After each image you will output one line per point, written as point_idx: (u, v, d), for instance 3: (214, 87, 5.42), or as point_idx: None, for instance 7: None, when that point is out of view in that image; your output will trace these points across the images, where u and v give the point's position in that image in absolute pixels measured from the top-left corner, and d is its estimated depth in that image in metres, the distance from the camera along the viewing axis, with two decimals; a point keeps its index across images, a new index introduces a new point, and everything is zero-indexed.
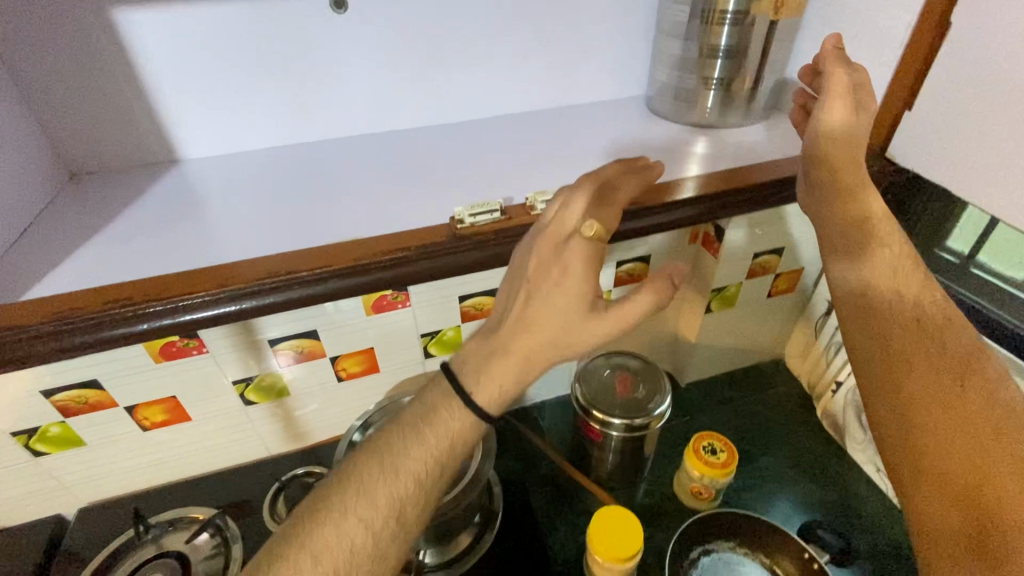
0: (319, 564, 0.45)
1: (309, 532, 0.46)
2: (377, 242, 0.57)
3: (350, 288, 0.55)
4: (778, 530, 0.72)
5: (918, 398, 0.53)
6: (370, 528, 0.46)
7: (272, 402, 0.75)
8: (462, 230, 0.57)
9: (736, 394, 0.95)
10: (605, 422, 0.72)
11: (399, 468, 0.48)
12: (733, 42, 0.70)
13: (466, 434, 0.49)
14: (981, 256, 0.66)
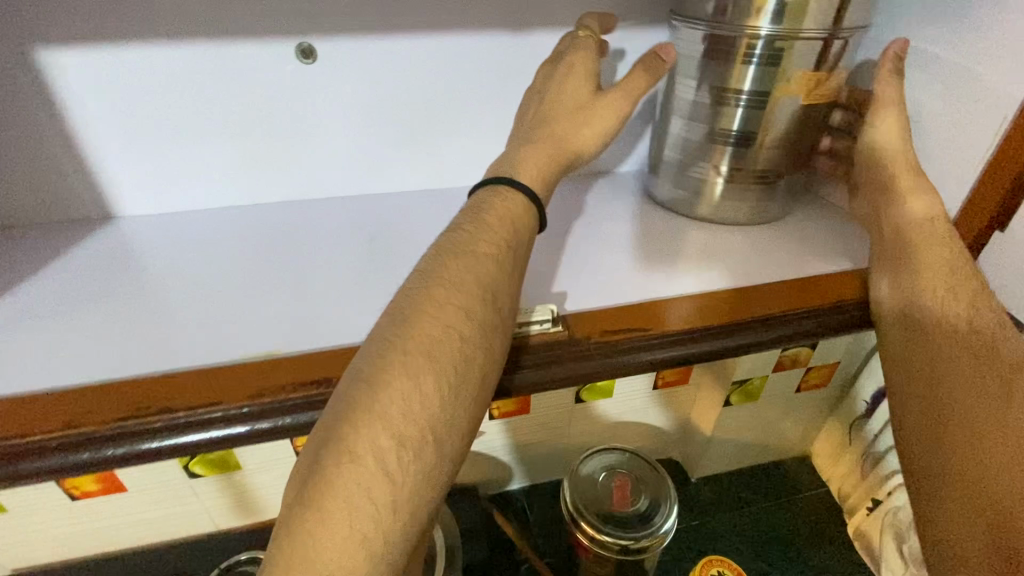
0: (432, 357, 0.39)
1: (406, 337, 0.40)
2: (288, 371, 0.49)
3: (265, 431, 0.46)
4: None
5: (937, 361, 0.49)
6: (470, 310, 0.43)
7: (220, 476, 0.66)
8: None
9: (754, 497, 0.83)
10: (595, 540, 0.63)
11: (473, 250, 0.45)
12: (746, 127, 0.64)
13: (522, 215, 0.50)
14: None
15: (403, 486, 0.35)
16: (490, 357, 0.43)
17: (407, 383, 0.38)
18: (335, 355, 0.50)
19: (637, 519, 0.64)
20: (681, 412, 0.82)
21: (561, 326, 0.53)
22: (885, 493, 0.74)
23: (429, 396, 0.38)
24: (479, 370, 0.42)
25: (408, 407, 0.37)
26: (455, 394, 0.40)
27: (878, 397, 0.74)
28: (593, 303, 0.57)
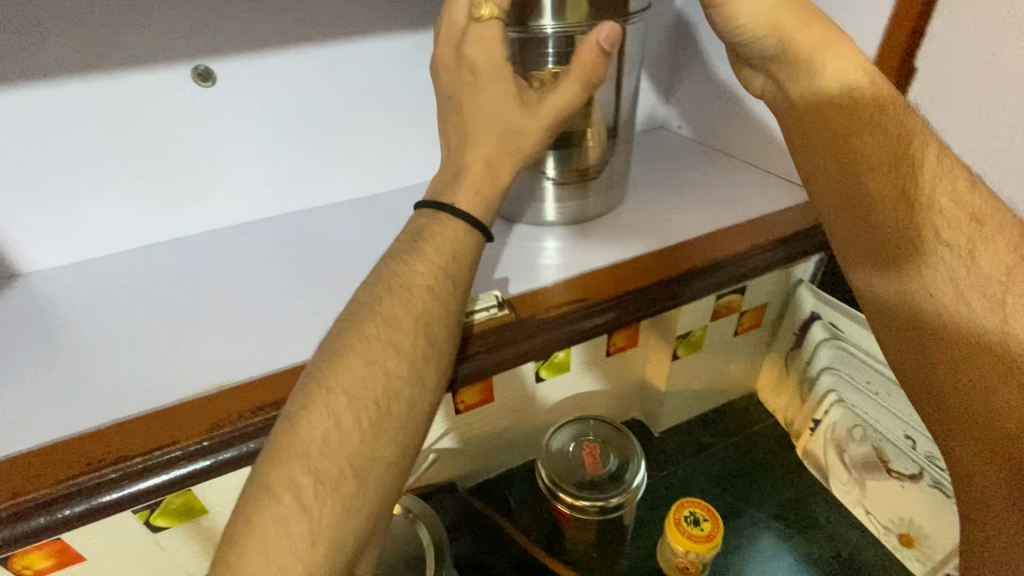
0: (357, 399, 0.41)
1: (334, 377, 0.41)
2: (239, 394, 0.49)
3: (229, 461, 0.46)
4: None
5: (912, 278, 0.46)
6: (400, 346, 0.44)
7: (185, 524, 0.64)
8: None
9: (713, 438, 0.89)
10: (575, 506, 0.66)
11: (411, 284, 0.46)
12: (574, 132, 0.61)
13: (462, 240, 0.50)
14: None
15: (317, 520, 0.37)
16: (419, 389, 0.44)
17: (327, 421, 0.40)
18: (288, 375, 0.51)
19: (609, 480, 0.67)
20: (636, 372, 0.87)
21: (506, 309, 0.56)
22: (824, 411, 0.81)
23: (349, 433, 0.40)
24: (407, 404, 0.43)
25: (332, 443, 0.39)
26: (381, 431, 0.41)
27: (805, 326, 0.82)
28: (533, 283, 0.59)
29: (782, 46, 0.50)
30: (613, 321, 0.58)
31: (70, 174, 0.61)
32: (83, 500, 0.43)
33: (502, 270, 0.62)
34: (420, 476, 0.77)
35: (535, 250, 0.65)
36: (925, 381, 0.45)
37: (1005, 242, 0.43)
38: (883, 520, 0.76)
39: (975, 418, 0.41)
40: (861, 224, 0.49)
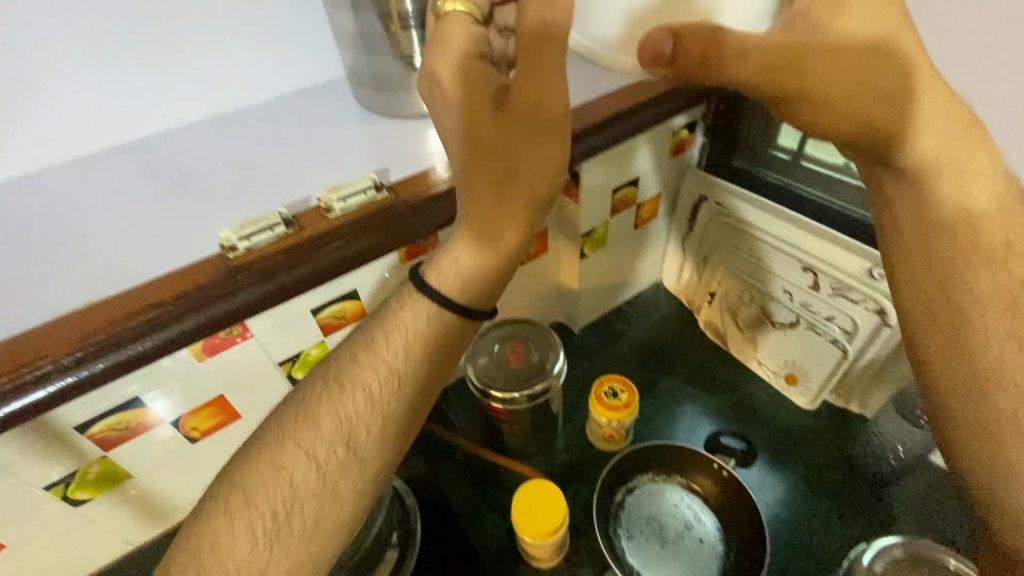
0: (254, 504, 0.44)
1: (245, 478, 0.45)
2: (125, 302, 0.47)
3: (115, 367, 0.46)
4: (684, 450, 0.72)
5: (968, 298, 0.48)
6: (312, 456, 0.45)
7: (110, 493, 0.64)
8: (235, 261, 0.49)
9: (628, 327, 0.97)
10: (506, 398, 0.71)
11: (345, 387, 0.47)
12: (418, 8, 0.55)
13: (419, 331, 0.48)
14: (809, 149, 0.76)
15: None
16: (324, 503, 0.45)
17: (226, 521, 0.44)
18: (163, 278, 0.49)
19: (532, 370, 0.73)
20: (552, 276, 0.90)
21: (384, 192, 0.53)
22: (718, 284, 0.89)
23: (242, 541, 0.43)
24: (308, 517, 0.44)
25: (229, 550, 0.43)
26: (274, 541, 0.44)
27: (695, 208, 0.88)
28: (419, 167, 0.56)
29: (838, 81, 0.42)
30: None
31: None
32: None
33: (378, 159, 0.58)
34: None
35: (407, 145, 0.59)
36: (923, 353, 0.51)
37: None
38: (773, 366, 0.86)
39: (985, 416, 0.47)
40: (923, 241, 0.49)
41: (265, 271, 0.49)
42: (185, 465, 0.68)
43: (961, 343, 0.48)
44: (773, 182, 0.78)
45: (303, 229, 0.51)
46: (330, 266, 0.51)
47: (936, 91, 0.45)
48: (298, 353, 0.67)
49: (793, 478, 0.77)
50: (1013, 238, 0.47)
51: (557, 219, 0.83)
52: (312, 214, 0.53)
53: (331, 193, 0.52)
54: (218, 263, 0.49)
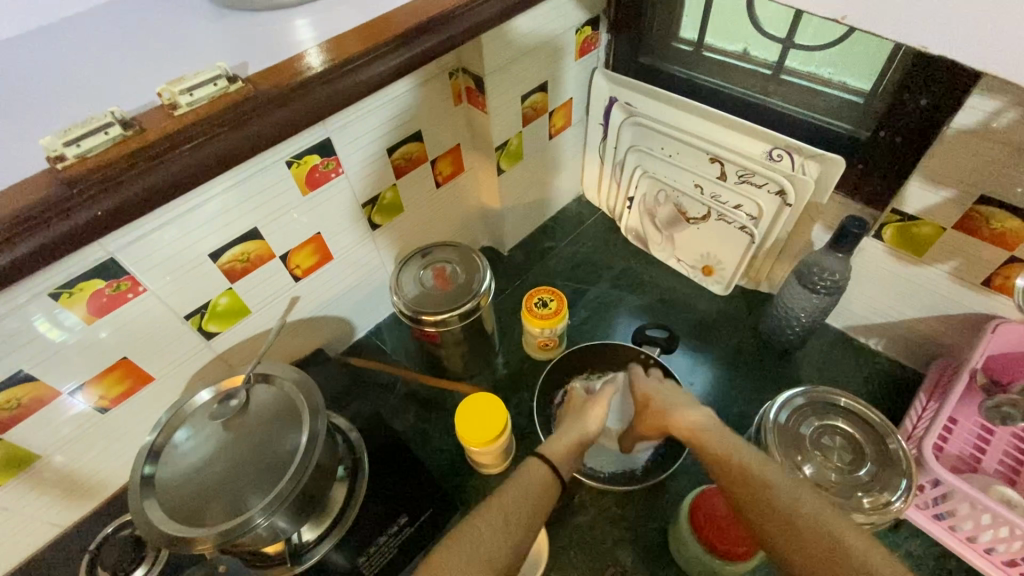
0: None
1: None
2: None
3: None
4: (614, 345, 0.77)
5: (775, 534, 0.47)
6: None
7: (20, 478, 0.59)
8: (66, 170, 0.39)
9: (553, 242, 0.98)
10: (437, 322, 0.70)
11: (501, 513, 0.49)
12: None
13: (543, 486, 0.54)
14: (709, 39, 0.77)
15: None
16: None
17: None
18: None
19: (459, 290, 0.72)
20: (472, 198, 0.89)
21: (239, 83, 0.45)
22: (634, 189, 0.91)
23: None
24: None
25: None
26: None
27: (607, 112, 0.88)
28: (287, 54, 0.49)
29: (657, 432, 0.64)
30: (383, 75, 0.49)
31: None
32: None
33: (237, 55, 0.50)
34: (280, 351, 0.75)
35: (275, 40, 0.51)
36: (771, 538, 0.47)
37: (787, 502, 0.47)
38: (690, 261, 0.90)
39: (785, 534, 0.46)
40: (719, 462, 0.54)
41: (104, 180, 0.39)
42: (102, 436, 0.64)
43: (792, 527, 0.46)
44: (677, 76, 0.79)
45: (147, 130, 0.42)
46: (190, 170, 0.42)
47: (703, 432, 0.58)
48: (206, 303, 0.63)
49: (713, 358, 0.83)
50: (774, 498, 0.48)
51: (470, 136, 0.81)
52: (156, 114, 0.43)
53: (171, 84, 0.43)
54: (45, 178, 0.39)
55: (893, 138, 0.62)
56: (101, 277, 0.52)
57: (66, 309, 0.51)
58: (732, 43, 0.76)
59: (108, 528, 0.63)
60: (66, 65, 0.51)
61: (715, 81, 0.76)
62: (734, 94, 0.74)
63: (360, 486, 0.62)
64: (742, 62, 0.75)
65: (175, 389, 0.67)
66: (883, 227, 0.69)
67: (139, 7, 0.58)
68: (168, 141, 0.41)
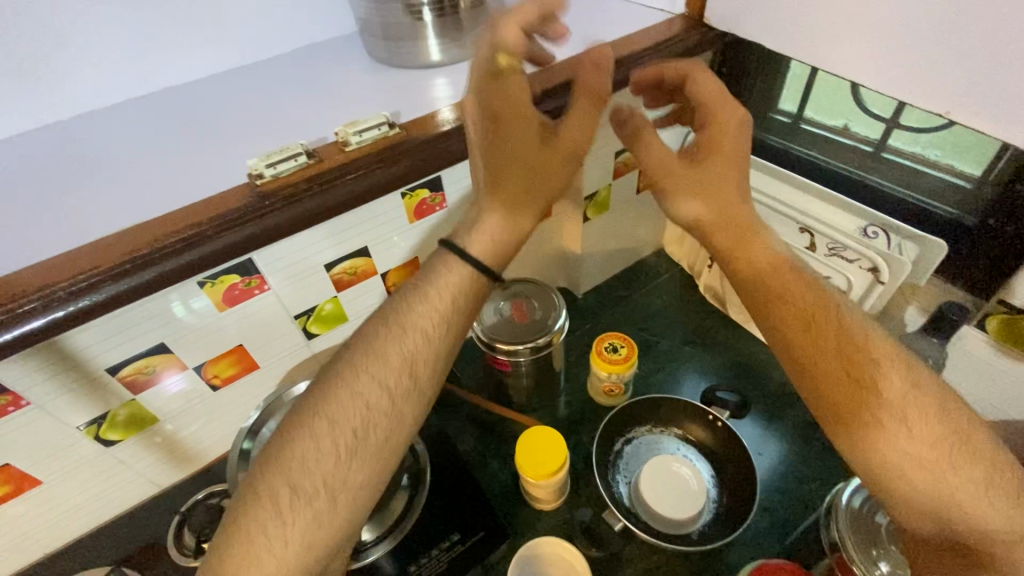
0: (337, 425, 0.49)
1: (323, 408, 0.50)
2: (164, 223, 0.49)
3: (136, 287, 0.47)
4: (682, 402, 0.76)
5: (864, 417, 0.54)
6: (386, 384, 0.51)
7: (139, 436, 0.68)
8: (263, 186, 0.51)
9: (628, 291, 0.99)
10: (510, 352, 0.74)
11: (405, 325, 0.53)
12: None
13: (464, 287, 0.56)
14: (808, 112, 0.76)
15: (291, 524, 0.47)
16: (398, 424, 0.52)
17: (312, 442, 0.49)
18: (190, 207, 0.51)
19: (536, 324, 0.76)
20: (555, 241, 0.94)
21: (397, 129, 0.56)
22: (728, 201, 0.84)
23: (328, 457, 0.49)
24: (382, 434, 0.51)
25: (277, 532, 0.47)
26: (355, 456, 0.49)
27: None
28: (426, 109, 0.59)
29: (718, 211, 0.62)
30: None
31: None
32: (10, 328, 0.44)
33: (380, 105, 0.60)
34: None
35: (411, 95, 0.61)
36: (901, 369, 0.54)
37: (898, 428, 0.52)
38: None
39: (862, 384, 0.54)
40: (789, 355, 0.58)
41: (287, 198, 0.51)
42: (206, 411, 0.72)
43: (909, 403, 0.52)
44: (776, 148, 0.80)
45: (324, 161, 0.54)
46: (345, 194, 0.53)
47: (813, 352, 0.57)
48: (314, 307, 0.71)
49: (787, 430, 0.80)
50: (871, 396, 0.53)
51: (562, 185, 0.86)
52: (331, 147, 0.55)
53: (346, 126, 0.54)
54: (246, 191, 0.52)
55: (1002, 227, 0.60)
56: (238, 273, 0.61)
57: (204, 295, 0.60)
58: (834, 120, 0.74)
59: (198, 495, 0.70)
60: (245, 101, 0.64)
61: (817, 155, 0.76)
62: (835, 168, 0.75)
63: (420, 495, 0.66)
64: (843, 137, 0.73)
65: (272, 380, 0.75)
66: (987, 316, 0.65)
67: (304, 60, 0.71)
68: (339, 171, 0.53)
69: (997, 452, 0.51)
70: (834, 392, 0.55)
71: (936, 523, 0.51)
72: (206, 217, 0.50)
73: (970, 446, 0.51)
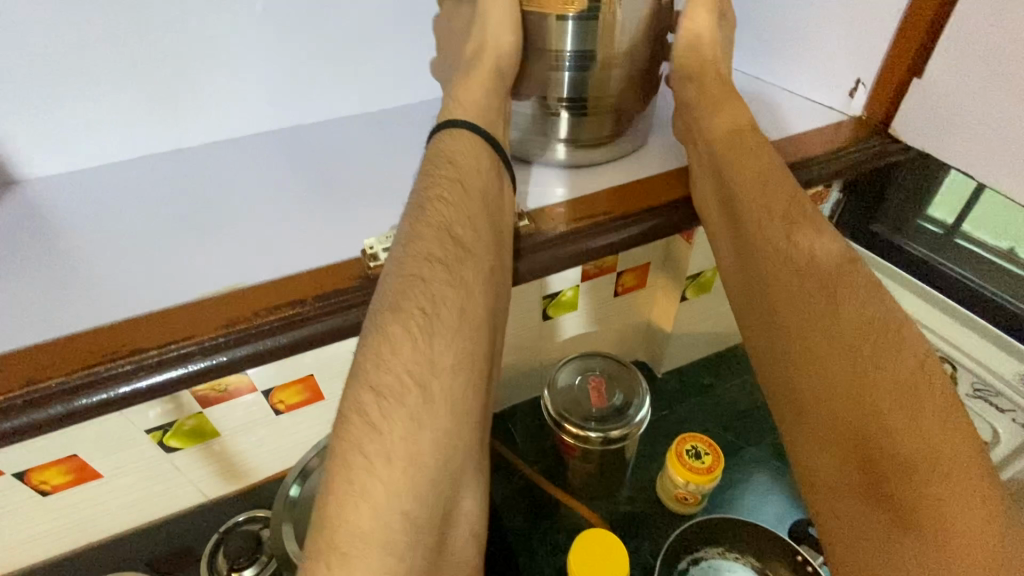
0: (402, 306, 0.47)
1: (385, 298, 0.47)
2: (268, 295, 0.55)
3: (229, 361, 0.51)
4: (768, 530, 0.66)
5: (819, 357, 0.50)
6: (431, 255, 0.50)
7: (198, 447, 0.67)
8: (374, 269, 0.56)
9: (715, 380, 0.90)
10: (580, 436, 0.68)
11: (423, 200, 0.54)
12: (580, 87, 0.63)
13: (479, 158, 0.58)
14: (966, 226, 0.68)
15: (387, 436, 0.42)
16: (465, 291, 0.50)
17: (386, 341, 0.45)
18: (294, 277, 0.57)
19: (612, 413, 0.69)
20: (645, 315, 0.87)
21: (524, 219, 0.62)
22: None
23: (404, 342, 0.45)
24: (454, 306, 0.49)
25: (376, 449, 0.41)
26: (432, 334, 0.47)
27: None
28: (544, 201, 0.65)
29: (732, 137, 0.62)
30: (576, 250, 0.61)
31: (85, 93, 0.68)
32: (109, 387, 0.49)
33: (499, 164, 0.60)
34: None
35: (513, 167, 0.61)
36: (852, 327, 0.50)
37: (841, 364, 0.49)
38: None
39: (829, 326, 0.51)
40: (764, 292, 0.56)
41: None
42: (264, 433, 0.71)
43: (862, 339, 0.49)
44: (914, 254, 0.69)
45: None
46: None
47: (780, 271, 0.55)
48: None
49: None
50: (826, 322, 0.51)
51: (663, 259, 0.80)
52: None
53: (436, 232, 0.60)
54: (360, 266, 0.57)
55: None
56: None
57: None
58: (999, 239, 0.65)
59: (239, 517, 0.69)
60: None
61: (971, 278, 0.64)
62: (994, 297, 0.62)
63: None
64: (1009, 265, 0.64)
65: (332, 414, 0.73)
66: None
67: None
68: None
69: (930, 408, 0.45)
70: (782, 293, 0.54)
71: (891, 449, 0.45)
72: (310, 296, 0.54)
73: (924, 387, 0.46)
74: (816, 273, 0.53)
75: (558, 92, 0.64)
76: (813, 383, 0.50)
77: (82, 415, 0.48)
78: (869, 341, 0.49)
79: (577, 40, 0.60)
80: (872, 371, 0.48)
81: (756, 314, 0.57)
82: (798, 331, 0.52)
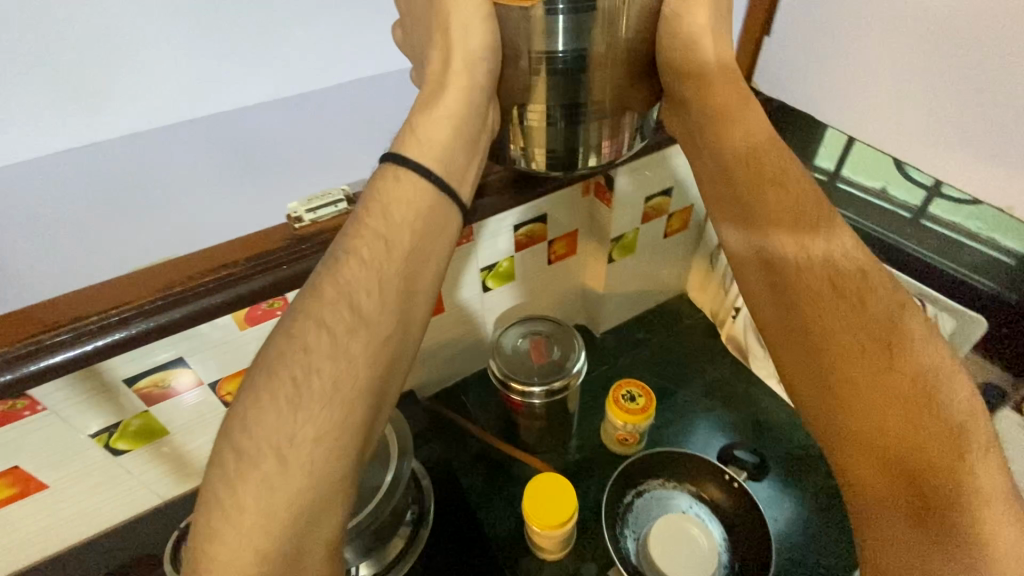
0: (275, 376, 0.44)
1: (265, 368, 0.44)
2: (198, 264, 0.55)
3: (161, 325, 0.52)
4: (701, 458, 0.74)
5: (855, 381, 0.48)
6: (322, 323, 0.45)
7: (147, 447, 0.67)
8: (301, 229, 0.58)
9: (649, 334, 0.97)
10: (525, 392, 0.73)
11: (336, 254, 0.48)
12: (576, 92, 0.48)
13: (417, 203, 0.50)
14: (845, 171, 0.75)
15: (240, 489, 0.42)
16: (348, 364, 0.45)
17: (260, 410, 0.43)
18: (223, 245, 0.58)
19: (553, 367, 0.75)
20: (578, 279, 0.92)
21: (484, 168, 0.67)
22: None
23: (268, 411, 0.43)
24: (328, 379, 0.45)
25: (231, 500, 0.42)
26: (298, 407, 0.43)
27: None
28: None
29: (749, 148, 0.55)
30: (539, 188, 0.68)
31: None
32: (52, 354, 0.49)
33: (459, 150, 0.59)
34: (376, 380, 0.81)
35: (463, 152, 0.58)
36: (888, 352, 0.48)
37: (879, 390, 0.47)
38: None
39: (863, 350, 0.48)
40: (789, 313, 0.52)
41: (321, 241, 0.57)
42: (215, 427, 0.71)
43: (901, 362, 0.47)
44: None
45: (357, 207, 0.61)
46: None
47: (809, 293, 0.51)
48: None
49: (806, 495, 0.77)
50: (858, 346, 0.49)
51: (588, 225, 0.85)
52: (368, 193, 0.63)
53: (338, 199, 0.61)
54: (286, 231, 0.58)
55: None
56: None
57: None
58: (869, 180, 0.73)
59: None
60: None
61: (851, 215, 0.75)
62: (872, 232, 0.73)
63: (422, 536, 0.69)
64: (879, 200, 0.73)
65: None
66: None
67: None
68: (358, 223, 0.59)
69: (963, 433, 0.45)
70: (816, 313, 0.51)
71: (935, 476, 0.44)
72: (239, 259, 0.55)
73: (959, 407, 0.46)
74: (849, 296, 0.50)
75: (543, 99, 0.49)
76: (849, 408, 0.48)
77: (32, 382, 0.49)
78: (906, 366, 0.47)
79: (570, 37, 0.45)
80: (910, 398, 0.46)
81: (782, 332, 0.53)
82: (829, 354, 0.50)
